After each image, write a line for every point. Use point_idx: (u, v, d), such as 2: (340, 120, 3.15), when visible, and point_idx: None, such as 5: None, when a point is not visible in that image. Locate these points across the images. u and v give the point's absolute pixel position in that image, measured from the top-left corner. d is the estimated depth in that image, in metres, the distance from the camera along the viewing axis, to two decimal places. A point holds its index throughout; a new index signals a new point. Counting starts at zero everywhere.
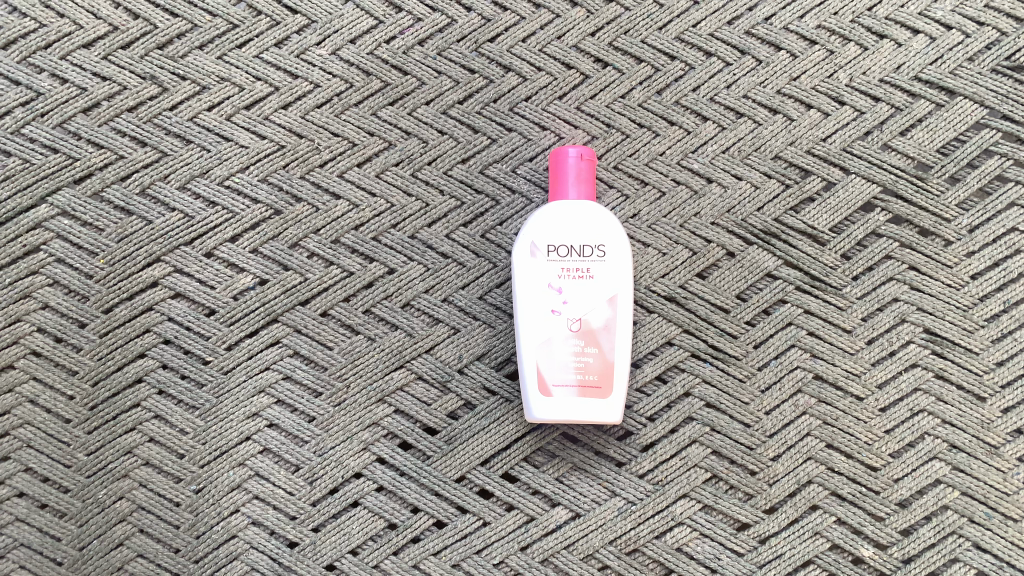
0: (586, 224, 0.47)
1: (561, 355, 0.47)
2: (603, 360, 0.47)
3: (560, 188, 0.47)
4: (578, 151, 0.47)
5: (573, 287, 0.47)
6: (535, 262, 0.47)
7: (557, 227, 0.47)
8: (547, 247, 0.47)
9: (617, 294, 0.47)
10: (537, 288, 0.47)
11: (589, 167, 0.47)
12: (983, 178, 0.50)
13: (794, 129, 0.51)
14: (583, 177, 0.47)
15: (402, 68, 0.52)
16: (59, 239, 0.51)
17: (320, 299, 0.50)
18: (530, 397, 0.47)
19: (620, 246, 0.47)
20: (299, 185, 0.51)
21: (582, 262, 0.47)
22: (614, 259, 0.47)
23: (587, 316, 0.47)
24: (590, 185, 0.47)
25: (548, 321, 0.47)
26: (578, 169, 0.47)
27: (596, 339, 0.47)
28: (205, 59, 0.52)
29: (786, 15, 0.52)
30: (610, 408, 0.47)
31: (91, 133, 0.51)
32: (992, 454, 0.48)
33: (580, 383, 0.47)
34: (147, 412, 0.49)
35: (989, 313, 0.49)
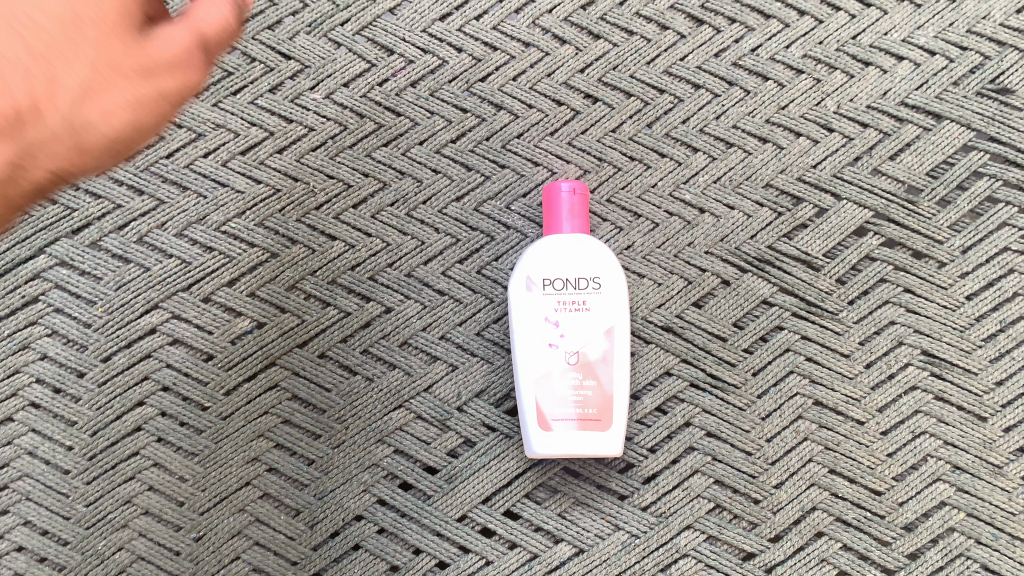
0: (581, 258, 0.47)
1: (560, 389, 0.47)
2: (602, 393, 0.47)
3: (554, 224, 0.47)
4: (570, 185, 0.47)
5: (569, 320, 0.47)
6: (531, 296, 0.47)
7: (553, 261, 0.47)
8: (543, 281, 0.47)
9: (614, 327, 0.47)
10: (535, 322, 0.47)
11: (583, 201, 0.47)
12: (973, 199, 0.50)
13: (783, 157, 0.51)
14: (576, 211, 0.47)
15: (395, 109, 0.53)
16: (57, 289, 0.51)
17: (317, 341, 0.51)
18: (530, 432, 0.47)
19: (615, 278, 0.47)
20: (296, 228, 0.51)
21: (579, 296, 0.47)
22: (610, 291, 0.47)
23: (585, 350, 0.47)
24: (583, 219, 0.47)
25: (546, 355, 0.47)
26: (571, 204, 0.47)
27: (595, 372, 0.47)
28: (200, 107, 0.53)
29: (772, 46, 0.52)
30: (610, 441, 0.47)
31: (88, 183, 0.52)
32: (996, 474, 0.48)
33: (580, 416, 0.47)
34: (146, 461, 0.49)
35: (986, 333, 0.49)
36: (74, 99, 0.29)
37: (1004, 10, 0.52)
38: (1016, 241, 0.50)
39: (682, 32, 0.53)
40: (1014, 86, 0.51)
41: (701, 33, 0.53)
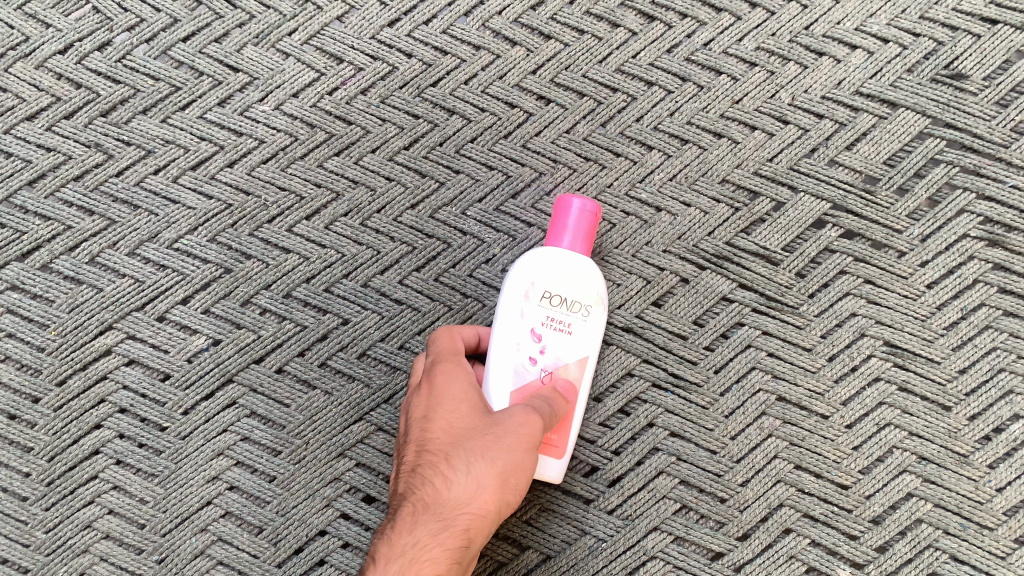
0: (579, 280, 0.44)
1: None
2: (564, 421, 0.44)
3: (556, 237, 0.44)
4: (584, 203, 0.44)
5: (553, 339, 0.43)
6: (519, 303, 0.43)
7: (553, 273, 0.43)
8: (537, 290, 0.43)
9: (592, 356, 0.44)
10: (517, 329, 0.43)
11: (590, 222, 0.44)
12: (931, 186, 0.50)
13: (739, 151, 0.51)
14: (583, 232, 0.44)
15: (345, 118, 0.52)
16: (9, 313, 0.50)
17: (274, 356, 0.50)
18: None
19: (603, 309, 0.45)
20: (249, 242, 0.51)
21: (567, 315, 0.44)
22: (598, 321, 0.45)
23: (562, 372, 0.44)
24: (586, 241, 0.44)
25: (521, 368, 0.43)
26: (580, 223, 0.44)
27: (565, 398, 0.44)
28: (149, 123, 0.52)
29: (724, 39, 0.52)
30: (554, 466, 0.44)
31: (37, 205, 0.51)
32: (962, 463, 0.48)
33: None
34: (106, 483, 0.48)
35: (948, 321, 0.49)
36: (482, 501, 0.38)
37: None
38: (975, 227, 0.50)
39: (633, 29, 0.52)
40: (969, 71, 0.51)
41: (652, 29, 0.52)
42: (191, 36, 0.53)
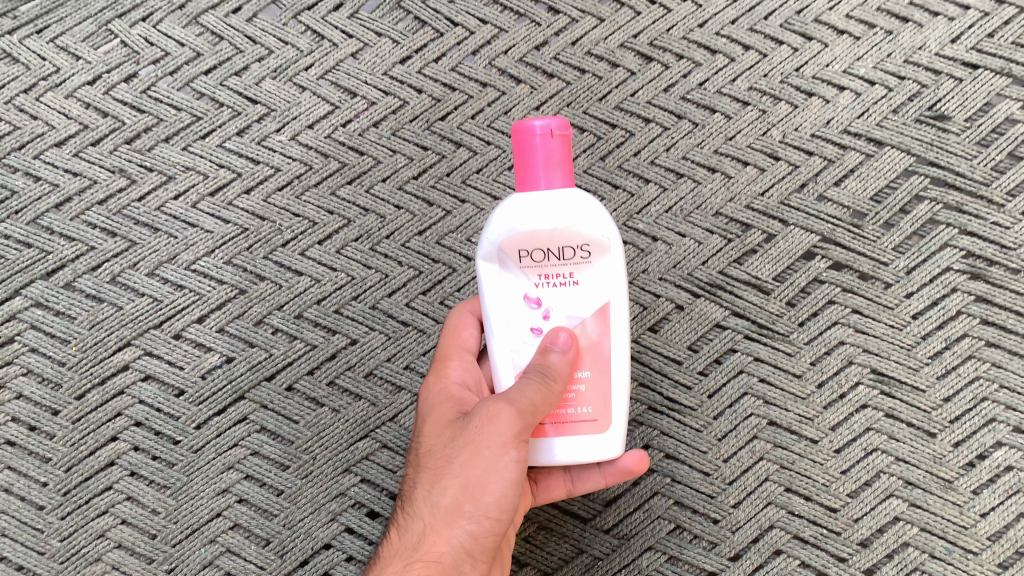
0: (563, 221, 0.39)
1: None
2: (596, 390, 0.41)
3: (526, 174, 0.39)
4: (546, 122, 0.38)
5: (555, 297, 0.40)
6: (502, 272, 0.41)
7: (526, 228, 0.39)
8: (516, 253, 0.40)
9: (611, 302, 0.40)
10: (510, 301, 0.41)
11: (561, 147, 0.39)
12: (915, 222, 0.52)
13: (732, 186, 0.53)
14: (554, 161, 0.39)
15: (358, 148, 0.54)
16: (32, 329, 0.53)
17: (284, 374, 0.52)
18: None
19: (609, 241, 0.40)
20: (263, 265, 0.53)
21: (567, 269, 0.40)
22: (603, 263, 0.40)
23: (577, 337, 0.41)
24: (564, 168, 0.39)
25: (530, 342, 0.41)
26: (545, 149, 0.38)
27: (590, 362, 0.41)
28: (171, 151, 0.55)
29: (718, 80, 0.54)
30: (609, 442, 0.41)
31: (63, 227, 0.54)
32: (948, 488, 0.49)
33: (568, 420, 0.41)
34: (119, 494, 0.50)
35: (933, 350, 0.51)
36: (445, 524, 0.40)
37: (939, 40, 0.53)
38: (958, 260, 0.52)
39: (631, 68, 0.54)
40: (952, 112, 0.53)
41: (650, 69, 0.54)
42: (213, 69, 0.55)
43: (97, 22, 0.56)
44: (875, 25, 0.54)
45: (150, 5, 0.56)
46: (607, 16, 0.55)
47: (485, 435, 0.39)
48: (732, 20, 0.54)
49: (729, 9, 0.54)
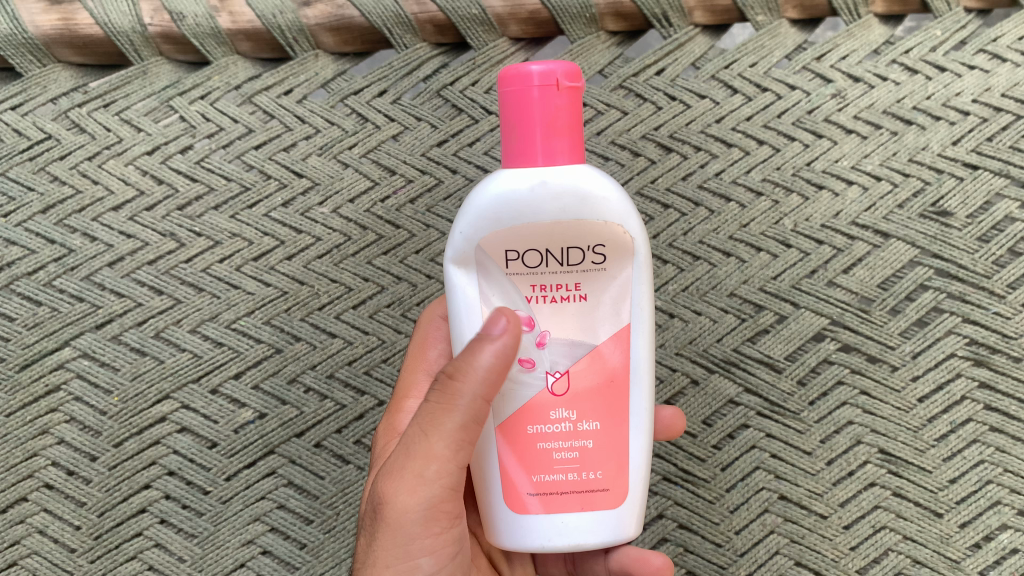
0: (567, 208, 0.40)
1: (543, 445, 0.42)
2: (605, 445, 0.42)
3: (525, 137, 0.39)
4: (545, 71, 0.38)
5: (560, 308, 0.41)
6: (493, 275, 0.41)
7: (521, 219, 0.40)
8: (509, 252, 0.41)
9: (629, 326, 0.42)
10: (501, 311, 0.42)
11: (563, 100, 0.38)
12: (920, 309, 0.55)
13: (746, 269, 0.56)
14: (556, 124, 0.39)
15: (394, 222, 0.58)
16: (78, 378, 0.56)
17: (313, 431, 0.55)
18: (503, 515, 0.42)
19: (619, 239, 0.41)
20: (300, 326, 0.56)
21: (568, 277, 0.41)
22: (612, 277, 0.41)
23: (582, 376, 0.41)
24: (570, 130, 0.39)
25: (527, 377, 0.41)
26: (546, 105, 0.38)
27: (598, 414, 0.42)
28: (219, 218, 0.58)
29: (734, 170, 0.57)
30: (620, 511, 0.43)
31: (114, 283, 0.57)
32: (954, 568, 0.52)
33: (581, 489, 0.42)
34: (148, 540, 0.54)
35: (939, 433, 0.53)
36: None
37: (941, 142, 0.57)
38: (962, 347, 0.54)
39: (652, 158, 0.58)
40: (953, 209, 0.56)
41: (670, 159, 0.58)
42: (263, 144, 0.59)
43: (160, 98, 0.59)
44: (881, 126, 0.57)
45: (209, 84, 0.60)
46: (631, 109, 0.59)
47: (395, 525, 0.41)
48: (747, 117, 0.58)
49: (745, 106, 0.58)
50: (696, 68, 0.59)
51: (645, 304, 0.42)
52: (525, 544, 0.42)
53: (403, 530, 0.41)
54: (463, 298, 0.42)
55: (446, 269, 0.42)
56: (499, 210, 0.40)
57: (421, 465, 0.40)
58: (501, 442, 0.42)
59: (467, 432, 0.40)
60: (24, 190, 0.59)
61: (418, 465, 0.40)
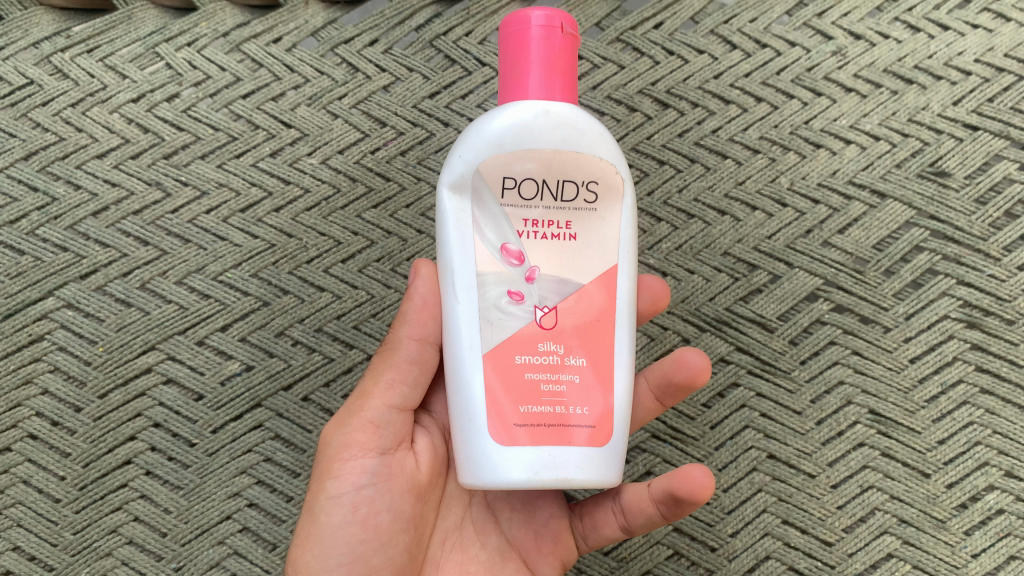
0: (565, 142, 0.40)
1: (529, 376, 0.39)
2: (590, 383, 0.40)
3: (523, 73, 0.39)
4: (547, 14, 0.39)
5: (553, 243, 0.40)
6: (487, 203, 0.40)
7: (521, 149, 0.39)
8: (507, 180, 0.40)
9: (616, 266, 0.41)
10: (491, 244, 0.40)
11: (563, 40, 0.39)
12: (915, 271, 0.54)
13: (740, 228, 0.55)
14: (555, 63, 0.39)
15: (384, 175, 0.57)
16: (62, 328, 0.56)
17: (301, 385, 0.55)
18: (482, 449, 0.39)
19: (610, 181, 0.41)
20: (288, 279, 0.55)
21: (560, 215, 0.40)
22: (602, 219, 0.41)
23: (569, 311, 0.40)
24: (564, 72, 0.39)
25: (515, 309, 0.40)
26: (548, 43, 0.39)
27: (584, 349, 0.40)
28: (206, 167, 0.57)
29: (731, 127, 0.56)
30: (607, 458, 0.39)
31: (99, 233, 0.56)
32: (940, 528, 0.52)
33: (562, 424, 0.39)
34: (134, 492, 0.54)
35: (929, 394, 0.53)
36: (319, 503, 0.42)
37: (941, 102, 0.56)
38: (955, 309, 0.54)
39: (649, 113, 0.57)
40: (952, 169, 0.55)
41: (666, 115, 0.57)
42: (251, 93, 0.57)
43: (145, 45, 0.58)
44: (881, 85, 0.56)
45: (196, 31, 0.58)
46: (628, 63, 0.57)
47: (322, 462, 0.43)
48: (746, 73, 0.57)
49: (744, 62, 0.57)
50: (695, 22, 0.58)
51: (630, 248, 0.42)
52: (500, 480, 0.38)
53: (325, 469, 0.43)
54: (454, 227, 0.40)
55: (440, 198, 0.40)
56: (498, 139, 0.40)
57: (350, 410, 0.43)
58: (485, 372, 0.39)
59: (402, 375, 0.43)
60: (6, 136, 0.57)
61: (354, 407, 0.43)
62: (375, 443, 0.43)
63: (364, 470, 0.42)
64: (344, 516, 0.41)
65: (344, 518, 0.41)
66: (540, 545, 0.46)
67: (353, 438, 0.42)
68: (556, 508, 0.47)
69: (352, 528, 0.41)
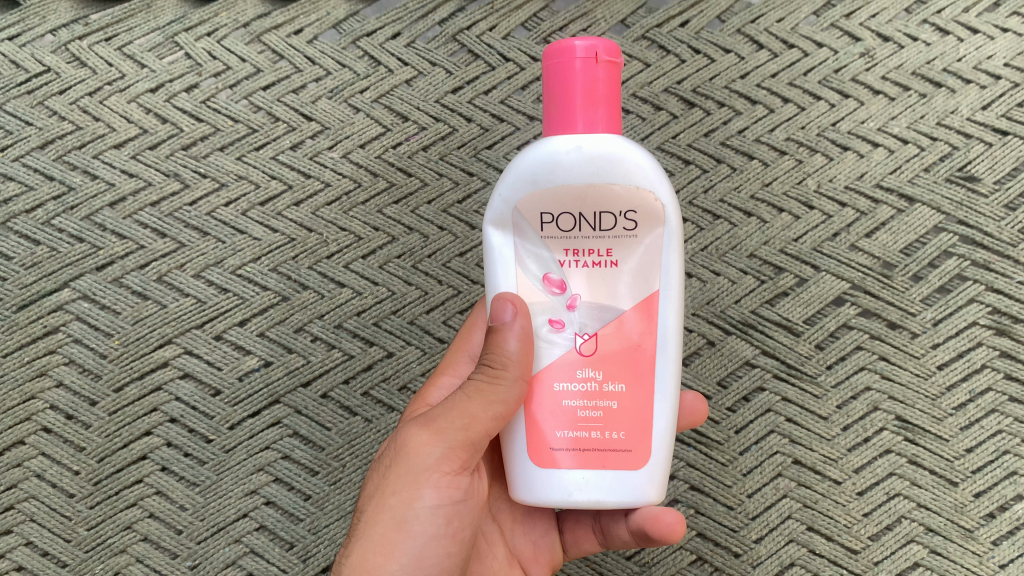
0: (600, 174, 0.36)
1: (568, 403, 0.38)
2: (632, 408, 0.38)
3: (565, 106, 0.36)
4: (587, 43, 0.35)
5: (580, 275, 0.38)
6: (528, 235, 0.38)
7: (555, 178, 0.37)
8: (544, 214, 0.38)
9: (659, 292, 0.38)
10: (530, 273, 0.39)
11: (605, 71, 0.35)
12: (943, 276, 0.54)
13: (767, 230, 0.54)
14: (595, 93, 0.36)
15: (406, 170, 0.56)
16: (78, 320, 0.55)
17: (320, 382, 0.54)
18: (525, 468, 0.39)
19: (653, 206, 0.37)
20: (307, 274, 0.55)
21: (601, 242, 0.38)
22: (644, 244, 0.38)
23: (613, 336, 0.38)
24: (612, 102, 0.36)
25: (553, 337, 0.38)
26: (587, 75, 0.35)
27: (626, 374, 0.38)
28: (226, 159, 0.56)
29: (758, 128, 0.56)
30: (639, 483, 0.38)
31: (116, 224, 0.55)
32: (967, 537, 0.51)
33: (603, 449, 0.38)
34: (149, 488, 0.53)
35: (957, 402, 0.52)
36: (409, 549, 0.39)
37: (971, 106, 0.55)
38: (984, 316, 0.53)
39: (674, 112, 0.56)
40: (981, 174, 0.55)
41: (692, 114, 0.56)
42: (272, 85, 0.57)
43: (164, 33, 0.57)
44: (910, 88, 0.55)
45: (216, 21, 0.57)
46: (653, 61, 0.57)
47: (405, 466, 0.38)
48: (772, 73, 0.56)
49: (771, 62, 0.56)
50: (722, 21, 0.57)
51: (677, 275, 0.38)
52: (547, 499, 0.39)
53: (410, 470, 0.38)
54: (498, 259, 0.39)
55: (483, 231, 0.39)
56: (536, 171, 0.37)
57: (442, 414, 0.38)
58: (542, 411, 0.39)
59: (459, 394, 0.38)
60: (22, 124, 0.56)
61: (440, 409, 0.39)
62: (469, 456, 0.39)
63: (458, 487, 0.39)
64: (432, 528, 0.39)
65: (431, 528, 0.39)
66: (539, 554, 0.47)
67: (455, 434, 0.38)
68: (550, 518, 0.47)
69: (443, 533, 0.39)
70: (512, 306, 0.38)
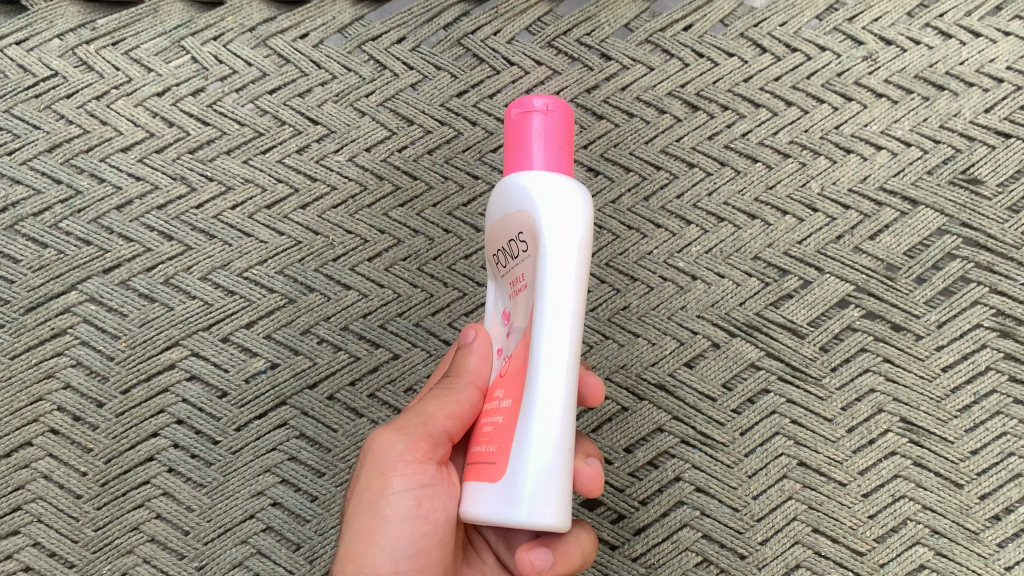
0: (504, 208, 0.38)
1: (480, 418, 0.39)
2: (506, 424, 0.36)
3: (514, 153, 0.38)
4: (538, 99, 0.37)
5: (514, 302, 0.40)
6: (497, 276, 0.43)
7: (494, 220, 0.40)
8: (496, 255, 0.42)
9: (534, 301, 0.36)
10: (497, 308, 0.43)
11: (558, 122, 0.37)
12: (947, 278, 0.54)
13: (771, 233, 0.55)
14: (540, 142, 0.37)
15: (411, 173, 0.56)
16: (85, 323, 0.55)
17: (327, 383, 0.54)
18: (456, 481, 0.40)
19: (527, 222, 0.37)
20: (313, 277, 0.55)
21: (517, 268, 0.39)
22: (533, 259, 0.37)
23: (514, 354, 0.38)
24: (557, 147, 0.37)
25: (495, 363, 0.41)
26: (524, 122, 0.37)
27: (511, 390, 0.37)
28: (232, 163, 0.56)
29: (761, 131, 0.56)
30: (493, 497, 0.35)
31: (122, 227, 0.56)
32: (973, 539, 0.51)
33: (478, 461, 0.37)
34: (156, 489, 0.53)
35: (961, 403, 0.52)
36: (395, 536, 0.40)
37: (973, 108, 0.55)
38: (988, 318, 0.53)
39: (678, 116, 0.56)
40: (984, 177, 0.55)
41: (696, 117, 0.56)
42: (278, 89, 0.57)
43: (170, 38, 0.57)
44: (912, 91, 0.56)
45: (222, 26, 0.58)
46: (656, 65, 0.57)
47: (376, 460, 0.40)
48: (775, 77, 0.57)
49: (773, 66, 0.57)
50: (725, 25, 0.58)
51: (548, 284, 0.35)
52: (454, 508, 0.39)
53: (382, 462, 0.40)
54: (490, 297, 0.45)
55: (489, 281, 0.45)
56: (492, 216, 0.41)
57: (408, 413, 0.41)
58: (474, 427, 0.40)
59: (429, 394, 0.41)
60: (30, 128, 0.57)
61: (411, 411, 0.41)
62: (435, 449, 0.40)
63: (428, 474, 0.40)
64: (406, 512, 0.39)
65: (406, 511, 0.39)
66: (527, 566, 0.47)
67: (421, 427, 0.40)
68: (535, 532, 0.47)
69: (417, 517, 0.39)
70: (471, 329, 0.43)
